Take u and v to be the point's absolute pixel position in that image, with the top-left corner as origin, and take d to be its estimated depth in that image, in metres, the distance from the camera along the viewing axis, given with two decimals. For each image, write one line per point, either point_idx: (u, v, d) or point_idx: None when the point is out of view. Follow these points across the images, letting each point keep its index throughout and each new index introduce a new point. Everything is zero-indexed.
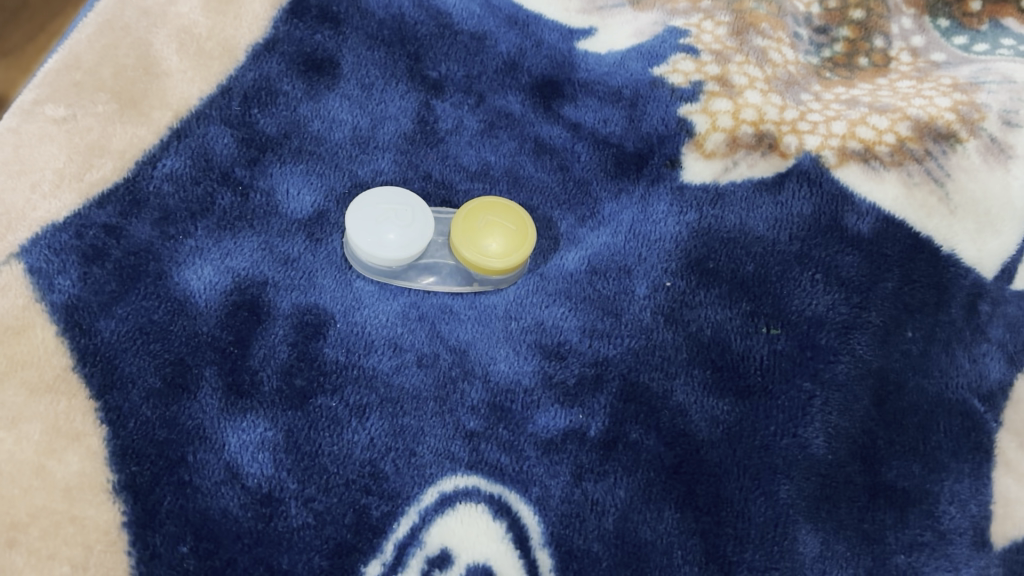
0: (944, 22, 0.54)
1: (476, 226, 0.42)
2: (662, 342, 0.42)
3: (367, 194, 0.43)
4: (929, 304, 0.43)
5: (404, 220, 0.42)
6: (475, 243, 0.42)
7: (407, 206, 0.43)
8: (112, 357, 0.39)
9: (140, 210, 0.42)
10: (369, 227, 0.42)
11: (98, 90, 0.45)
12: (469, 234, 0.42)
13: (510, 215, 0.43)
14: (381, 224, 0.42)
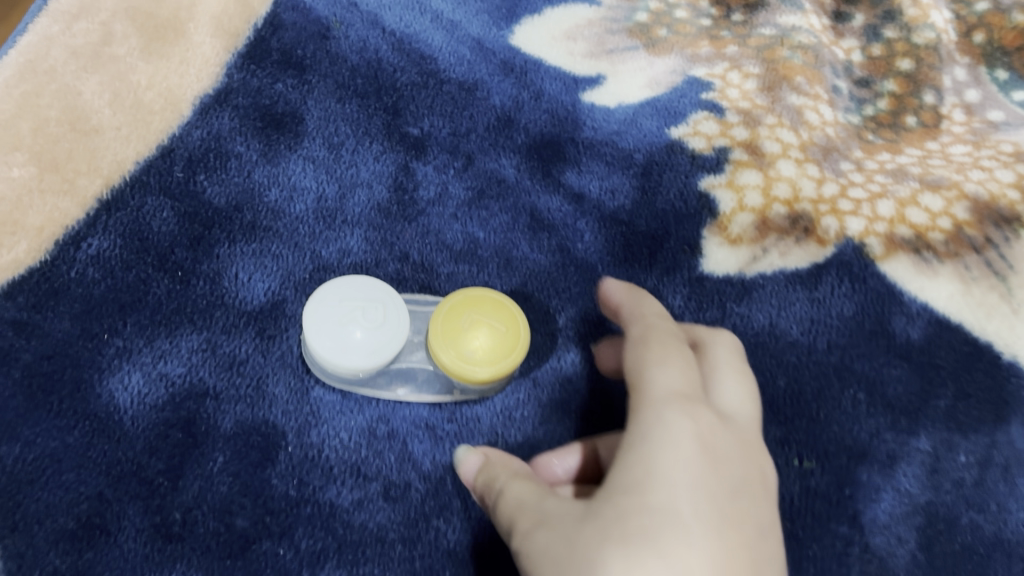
0: (1002, 73, 0.46)
1: (460, 327, 0.35)
2: None
3: (330, 285, 0.36)
4: (990, 419, 0.37)
5: (373, 317, 0.35)
6: (458, 347, 0.34)
7: (379, 300, 0.35)
8: (14, 491, 0.32)
9: (57, 302, 0.35)
10: (332, 329, 0.34)
11: (14, 149, 0.38)
12: (450, 334, 0.35)
13: (502, 311, 0.36)
14: (345, 324, 0.34)
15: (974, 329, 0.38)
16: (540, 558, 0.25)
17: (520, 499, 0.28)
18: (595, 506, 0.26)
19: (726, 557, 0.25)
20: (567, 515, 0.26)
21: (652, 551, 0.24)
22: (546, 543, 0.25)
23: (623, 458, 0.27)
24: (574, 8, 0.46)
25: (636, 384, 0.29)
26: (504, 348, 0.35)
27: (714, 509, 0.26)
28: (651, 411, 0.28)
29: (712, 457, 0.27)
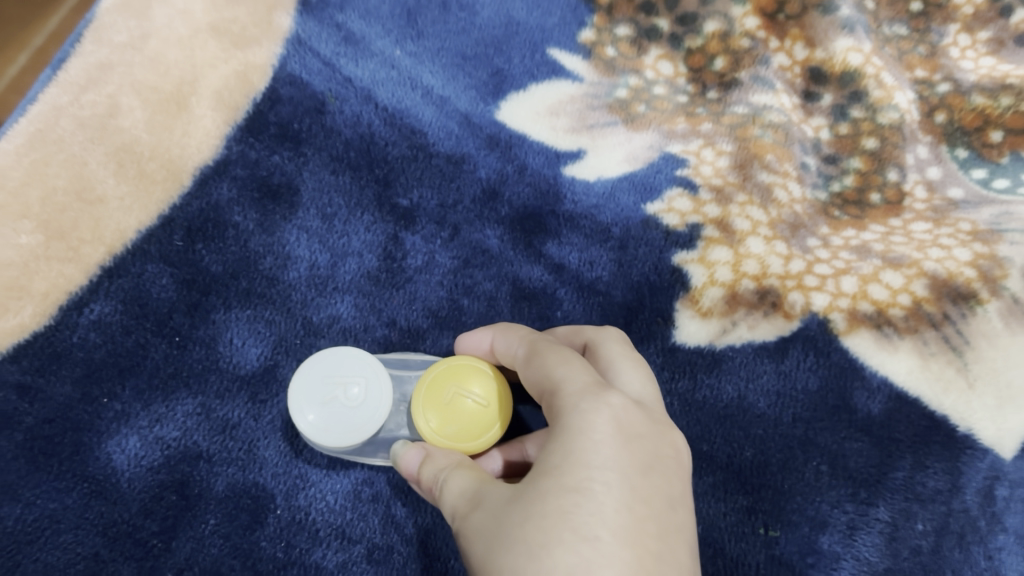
0: (962, 152, 0.49)
1: (436, 397, 0.34)
2: None
3: (317, 357, 0.36)
4: (945, 489, 0.39)
5: (351, 392, 0.35)
6: (433, 416, 0.34)
7: (361, 374, 0.35)
8: (13, 551, 0.34)
9: (59, 366, 0.37)
10: (314, 403, 0.35)
11: (22, 217, 0.40)
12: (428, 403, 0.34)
13: (489, 387, 0.35)
14: (327, 399, 0.35)
15: (930, 401, 0.41)
16: (478, 539, 0.28)
17: (451, 491, 0.30)
18: (522, 486, 0.28)
19: (637, 505, 0.27)
20: (501, 498, 0.28)
21: (570, 527, 0.26)
22: (482, 529, 0.28)
23: (545, 450, 0.29)
24: (559, 83, 0.48)
25: (550, 380, 0.31)
26: (484, 416, 0.34)
27: (628, 471, 0.28)
28: (569, 401, 0.30)
29: (626, 424, 0.29)
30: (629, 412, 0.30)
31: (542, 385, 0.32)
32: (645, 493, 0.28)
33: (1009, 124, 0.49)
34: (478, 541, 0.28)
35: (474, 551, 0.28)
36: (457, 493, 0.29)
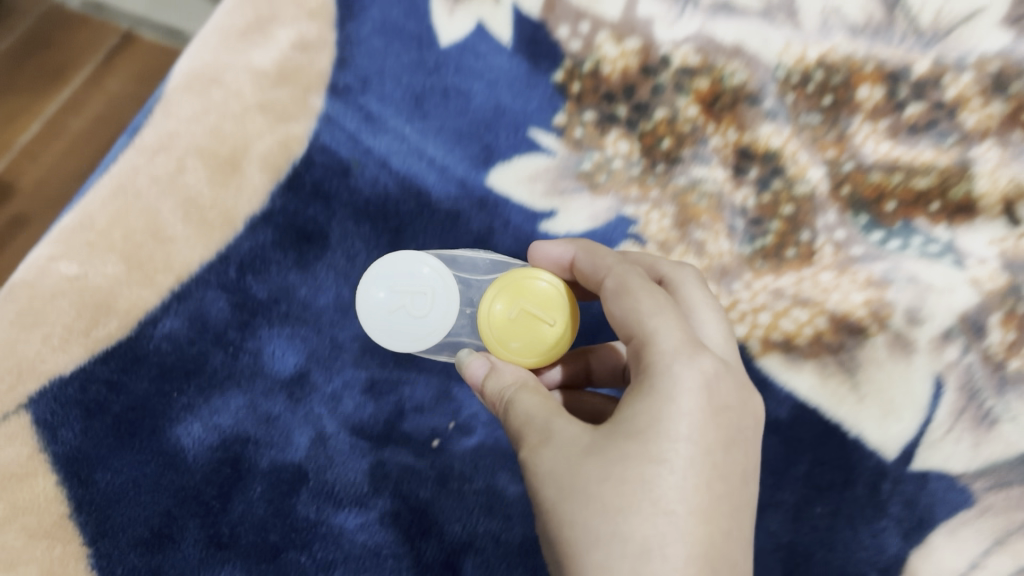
0: (863, 217, 0.57)
1: (504, 301, 0.43)
2: None
3: (395, 267, 0.44)
4: (837, 481, 0.51)
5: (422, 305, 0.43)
6: (496, 313, 0.43)
7: (427, 287, 0.43)
8: (105, 507, 0.43)
9: (138, 367, 0.47)
10: (383, 314, 0.43)
11: (109, 251, 0.50)
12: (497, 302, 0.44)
13: (542, 307, 0.44)
14: (395, 308, 0.43)
15: (829, 409, 0.53)
16: (554, 478, 0.33)
17: (532, 419, 0.35)
18: (606, 435, 0.34)
19: (710, 480, 0.32)
20: (579, 440, 0.34)
21: (649, 495, 0.31)
22: (561, 470, 0.33)
23: (634, 405, 0.34)
24: (536, 157, 0.60)
25: (642, 331, 0.36)
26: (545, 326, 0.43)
27: (707, 445, 0.33)
28: (662, 363, 0.34)
29: (711, 394, 0.34)
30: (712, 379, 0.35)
31: (633, 330, 0.37)
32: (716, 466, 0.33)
33: (902, 196, 0.55)
34: (555, 481, 0.33)
35: (544, 487, 0.33)
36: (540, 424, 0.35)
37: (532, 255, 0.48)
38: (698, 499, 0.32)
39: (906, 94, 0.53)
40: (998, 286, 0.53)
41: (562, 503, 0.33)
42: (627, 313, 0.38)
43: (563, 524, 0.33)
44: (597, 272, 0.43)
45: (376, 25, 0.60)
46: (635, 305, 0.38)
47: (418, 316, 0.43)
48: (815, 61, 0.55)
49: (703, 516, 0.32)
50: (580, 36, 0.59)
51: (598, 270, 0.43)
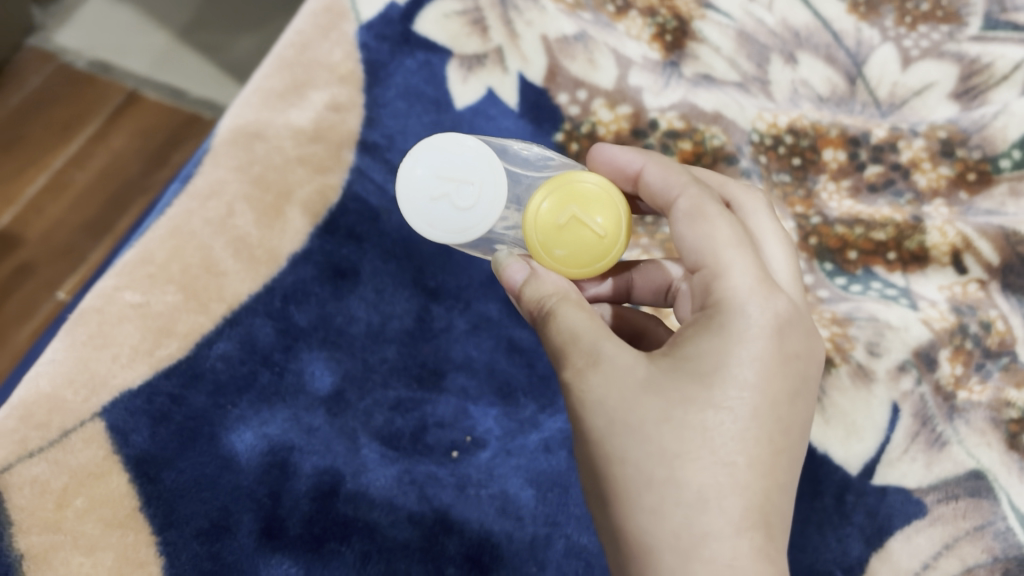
0: (828, 264, 0.66)
1: (552, 203, 0.43)
2: None
3: (447, 155, 0.45)
4: (808, 492, 0.58)
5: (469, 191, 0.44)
6: (543, 213, 0.43)
7: (477, 181, 0.44)
8: (171, 502, 0.50)
9: (197, 383, 0.54)
10: (423, 200, 0.45)
11: (168, 282, 0.57)
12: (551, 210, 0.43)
13: (594, 210, 0.43)
14: (437, 196, 0.45)
15: None
16: (613, 416, 0.37)
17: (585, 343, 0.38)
18: (668, 375, 0.37)
19: (765, 431, 0.37)
20: (637, 376, 0.37)
21: (708, 445, 0.36)
22: (622, 407, 0.37)
23: (699, 343, 0.38)
24: None
25: (716, 263, 0.40)
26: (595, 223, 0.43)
27: (768, 396, 0.37)
28: (737, 302, 0.38)
29: (778, 340, 0.38)
30: (783, 325, 0.38)
31: (705, 259, 0.41)
32: (774, 417, 0.37)
33: (863, 246, 0.65)
34: (614, 419, 0.37)
35: (601, 422, 0.37)
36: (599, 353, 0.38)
37: (598, 161, 0.51)
38: (757, 450, 0.36)
39: (865, 157, 0.67)
40: (947, 324, 0.61)
41: (622, 443, 0.37)
42: (690, 234, 0.42)
43: (620, 462, 0.37)
44: (667, 191, 0.46)
45: (400, 90, 0.69)
46: (709, 229, 0.41)
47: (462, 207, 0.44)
48: (785, 128, 0.69)
49: (758, 466, 0.36)
50: (579, 102, 0.70)
51: (670, 188, 0.45)
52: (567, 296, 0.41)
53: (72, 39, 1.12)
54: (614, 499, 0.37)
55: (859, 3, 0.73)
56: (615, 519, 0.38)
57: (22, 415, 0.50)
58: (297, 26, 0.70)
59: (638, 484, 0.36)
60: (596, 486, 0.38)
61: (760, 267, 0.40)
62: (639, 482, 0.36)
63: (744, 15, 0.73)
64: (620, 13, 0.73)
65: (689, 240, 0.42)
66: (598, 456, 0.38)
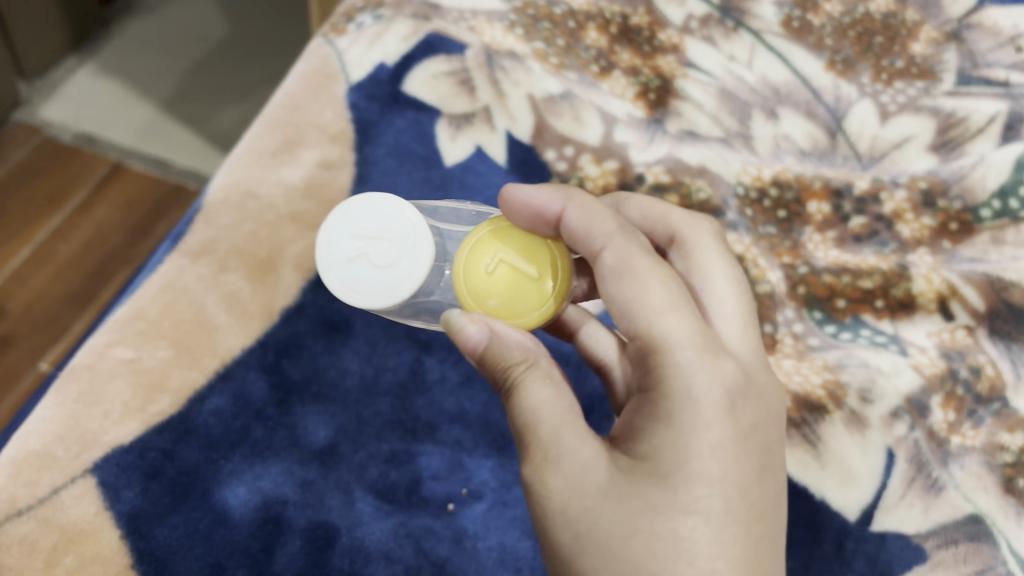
0: (817, 313, 0.65)
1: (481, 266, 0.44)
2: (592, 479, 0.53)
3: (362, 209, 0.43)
4: (807, 537, 0.57)
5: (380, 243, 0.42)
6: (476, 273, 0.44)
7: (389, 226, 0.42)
8: (164, 559, 0.51)
9: (189, 439, 0.55)
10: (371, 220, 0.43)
11: (160, 338, 0.57)
12: (473, 256, 0.45)
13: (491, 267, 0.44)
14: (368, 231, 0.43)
15: (794, 474, 0.59)
16: (603, 555, 0.37)
17: (562, 471, 0.38)
18: (652, 495, 0.37)
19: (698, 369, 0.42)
20: (603, 496, 0.37)
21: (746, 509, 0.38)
22: (578, 533, 0.38)
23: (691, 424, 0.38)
24: None
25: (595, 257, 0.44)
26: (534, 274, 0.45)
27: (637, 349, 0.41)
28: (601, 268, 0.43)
29: (733, 415, 0.38)
30: (736, 399, 0.39)
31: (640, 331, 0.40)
32: (751, 525, 0.37)
33: (850, 294, 0.65)
34: (601, 559, 0.37)
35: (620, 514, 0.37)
36: (575, 477, 0.38)
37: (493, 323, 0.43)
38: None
39: (849, 209, 0.68)
40: (937, 370, 0.62)
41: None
42: (614, 298, 0.42)
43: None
44: (591, 238, 0.44)
45: (389, 148, 0.70)
46: (642, 293, 0.41)
47: (383, 263, 0.42)
48: (769, 180, 0.70)
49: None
50: (566, 158, 0.70)
51: (595, 237, 0.44)
52: (531, 364, 0.41)
53: (58, 113, 1.18)
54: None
55: (836, 62, 0.76)
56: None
57: (9, 473, 0.51)
58: (287, 88, 0.72)
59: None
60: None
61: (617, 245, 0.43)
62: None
63: (725, 74, 0.75)
64: (604, 72, 0.75)
65: (613, 308, 0.42)
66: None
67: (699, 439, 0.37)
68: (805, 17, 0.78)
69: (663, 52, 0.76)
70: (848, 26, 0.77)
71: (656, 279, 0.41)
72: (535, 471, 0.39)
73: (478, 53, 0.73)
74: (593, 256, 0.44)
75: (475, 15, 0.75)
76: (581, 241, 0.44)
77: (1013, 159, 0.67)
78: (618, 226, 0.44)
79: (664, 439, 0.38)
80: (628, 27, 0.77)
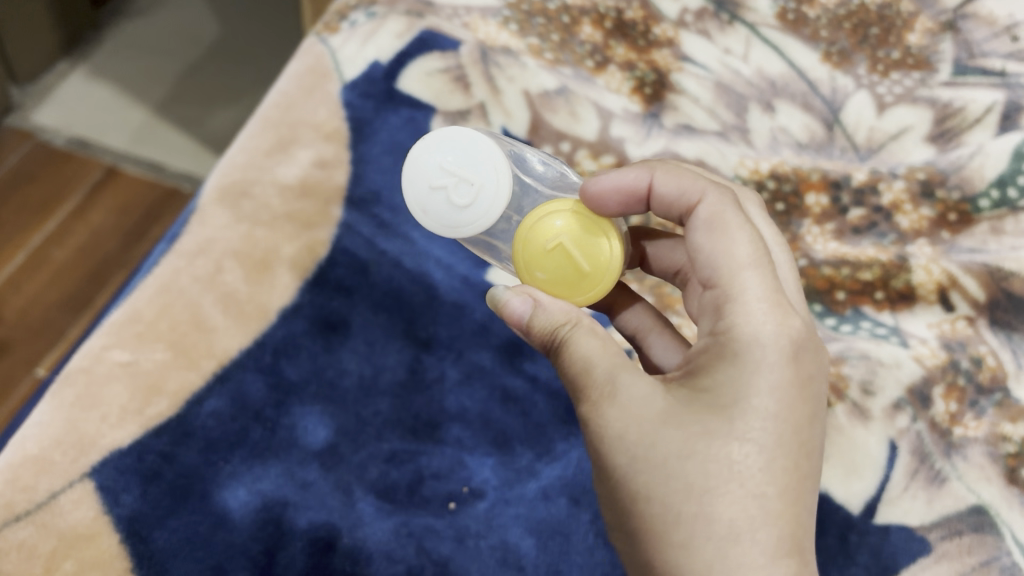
0: (816, 306, 0.65)
1: (557, 226, 0.45)
2: None
3: (472, 150, 0.44)
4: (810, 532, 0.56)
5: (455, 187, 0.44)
6: (549, 231, 0.45)
7: (476, 180, 0.43)
8: (163, 562, 0.50)
9: (188, 441, 0.54)
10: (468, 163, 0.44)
11: (157, 340, 0.57)
12: (542, 222, 0.46)
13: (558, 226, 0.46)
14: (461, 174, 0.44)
15: None
16: (662, 475, 0.38)
17: (619, 402, 0.39)
18: (710, 421, 0.38)
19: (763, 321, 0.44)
20: (663, 423, 0.38)
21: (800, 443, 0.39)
22: (633, 455, 0.38)
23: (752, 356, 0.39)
24: None
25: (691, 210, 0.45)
26: (586, 267, 0.45)
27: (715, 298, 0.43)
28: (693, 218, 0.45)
29: (795, 363, 0.39)
30: (798, 349, 0.39)
31: (721, 277, 0.41)
32: (801, 460, 0.38)
33: (850, 286, 0.65)
34: (660, 479, 0.38)
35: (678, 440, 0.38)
36: (634, 406, 0.39)
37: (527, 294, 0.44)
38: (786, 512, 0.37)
39: (847, 201, 0.68)
40: (938, 361, 0.61)
41: (666, 501, 0.37)
42: (696, 249, 0.43)
43: (656, 523, 0.38)
44: (684, 197, 0.46)
45: (385, 146, 0.69)
46: (729, 245, 0.42)
47: (461, 204, 0.44)
48: (768, 173, 0.70)
49: (778, 525, 0.37)
50: (563, 153, 0.70)
51: (688, 193, 0.46)
52: (580, 323, 0.42)
53: (51, 118, 1.18)
54: (641, 543, 0.38)
55: (832, 54, 0.75)
56: (645, 563, 0.38)
57: (7, 478, 0.51)
58: (282, 88, 0.71)
59: (714, 551, 0.36)
60: (619, 524, 0.40)
61: (710, 200, 0.44)
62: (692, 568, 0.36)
63: (721, 67, 0.75)
64: (599, 67, 0.75)
65: (695, 258, 0.44)
66: (630, 504, 0.39)
67: (756, 373, 0.38)
68: (800, 9, 0.78)
69: (658, 46, 0.76)
70: (843, 17, 0.77)
71: (745, 235, 0.42)
72: (593, 404, 0.40)
73: (473, 49, 0.72)
74: (687, 210, 0.46)
75: (468, 12, 0.75)
76: (674, 200, 0.46)
77: (1011, 149, 0.67)
78: (709, 182, 0.46)
79: (722, 375, 0.39)
80: (622, 22, 0.76)
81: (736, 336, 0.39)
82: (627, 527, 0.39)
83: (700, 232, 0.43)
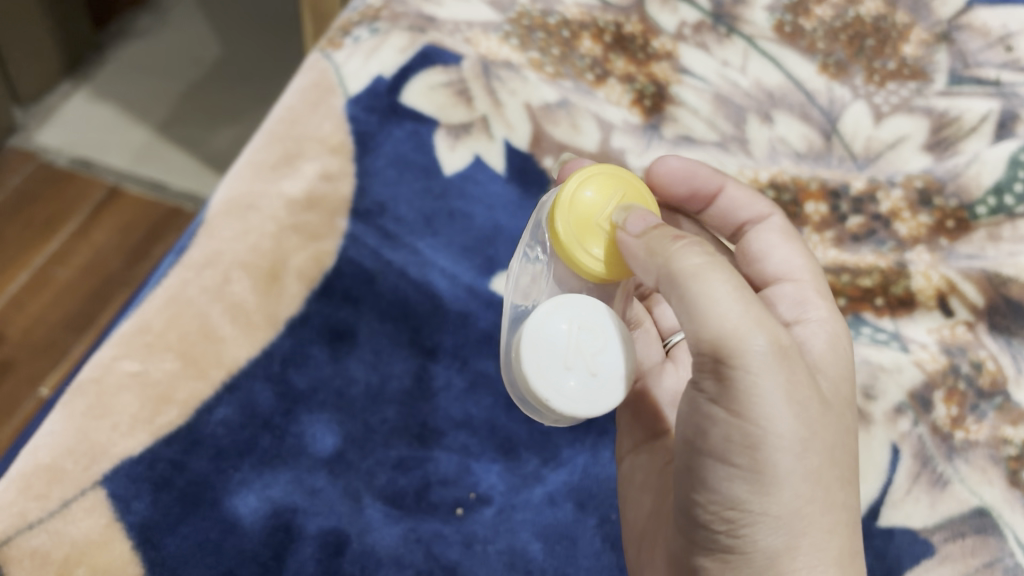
0: None
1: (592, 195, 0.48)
2: (609, 476, 0.57)
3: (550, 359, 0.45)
4: None
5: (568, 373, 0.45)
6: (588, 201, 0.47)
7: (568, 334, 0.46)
8: (175, 567, 0.51)
9: (198, 449, 0.55)
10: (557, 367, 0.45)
11: (167, 350, 0.58)
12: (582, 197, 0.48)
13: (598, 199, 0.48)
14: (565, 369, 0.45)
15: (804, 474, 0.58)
16: (825, 455, 0.42)
17: (797, 371, 0.40)
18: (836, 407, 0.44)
19: None
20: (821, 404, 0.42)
21: None
22: (810, 430, 0.41)
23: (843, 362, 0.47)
24: None
25: (756, 220, 0.55)
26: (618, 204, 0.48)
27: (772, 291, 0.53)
28: (760, 225, 0.55)
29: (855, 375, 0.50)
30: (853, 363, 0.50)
31: (798, 275, 0.52)
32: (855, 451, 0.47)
33: (851, 293, 0.65)
34: (823, 459, 0.42)
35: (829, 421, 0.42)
36: (806, 380, 0.41)
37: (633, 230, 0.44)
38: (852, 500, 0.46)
39: (846, 209, 0.69)
40: (939, 366, 0.62)
41: (822, 481, 0.42)
42: (764, 250, 0.53)
43: (812, 501, 0.42)
44: (748, 207, 0.56)
45: (389, 159, 0.70)
46: (795, 255, 0.53)
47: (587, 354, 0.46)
48: (767, 183, 0.71)
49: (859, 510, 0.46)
50: None
51: (754, 207, 0.56)
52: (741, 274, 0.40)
53: (54, 138, 1.19)
54: (785, 524, 0.41)
55: (830, 65, 0.76)
56: (778, 543, 0.42)
57: (19, 487, 0.51)
58: (287, 101, 0.72)
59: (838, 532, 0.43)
60: (760, 500, 0.41)
61: (775, 218, 0.55)
62: (831, 552, 0.42)
63: (719, 79, 0.76)
64: (599, 81, 0.75)
65: (763, 257, 0.53)
66: (793, 480, 0.41)
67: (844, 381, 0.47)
68: (795, 22, 0.78)
69: (657, 59, 0.77)
70: (839, 29, 0.78)
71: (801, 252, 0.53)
72: (778, 357, 0.39)
73: (474, 64, 0.73)
74: (753, 220, 0.56)
75: (470, 26, 0.76)
76: (738, 205, 0.56)
77: (1008, 156, 0.68)
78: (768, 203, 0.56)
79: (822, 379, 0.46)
80: (622, 35, 0.77)
81: (817, 334, 0.48)
82: (779, 507, 0.41)
83: (775, 236, 0.54)
